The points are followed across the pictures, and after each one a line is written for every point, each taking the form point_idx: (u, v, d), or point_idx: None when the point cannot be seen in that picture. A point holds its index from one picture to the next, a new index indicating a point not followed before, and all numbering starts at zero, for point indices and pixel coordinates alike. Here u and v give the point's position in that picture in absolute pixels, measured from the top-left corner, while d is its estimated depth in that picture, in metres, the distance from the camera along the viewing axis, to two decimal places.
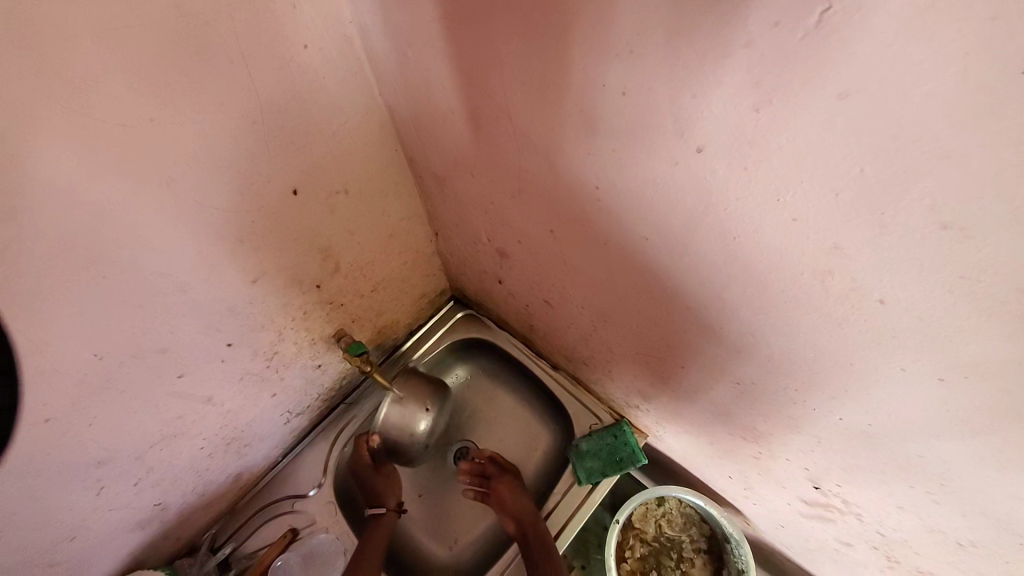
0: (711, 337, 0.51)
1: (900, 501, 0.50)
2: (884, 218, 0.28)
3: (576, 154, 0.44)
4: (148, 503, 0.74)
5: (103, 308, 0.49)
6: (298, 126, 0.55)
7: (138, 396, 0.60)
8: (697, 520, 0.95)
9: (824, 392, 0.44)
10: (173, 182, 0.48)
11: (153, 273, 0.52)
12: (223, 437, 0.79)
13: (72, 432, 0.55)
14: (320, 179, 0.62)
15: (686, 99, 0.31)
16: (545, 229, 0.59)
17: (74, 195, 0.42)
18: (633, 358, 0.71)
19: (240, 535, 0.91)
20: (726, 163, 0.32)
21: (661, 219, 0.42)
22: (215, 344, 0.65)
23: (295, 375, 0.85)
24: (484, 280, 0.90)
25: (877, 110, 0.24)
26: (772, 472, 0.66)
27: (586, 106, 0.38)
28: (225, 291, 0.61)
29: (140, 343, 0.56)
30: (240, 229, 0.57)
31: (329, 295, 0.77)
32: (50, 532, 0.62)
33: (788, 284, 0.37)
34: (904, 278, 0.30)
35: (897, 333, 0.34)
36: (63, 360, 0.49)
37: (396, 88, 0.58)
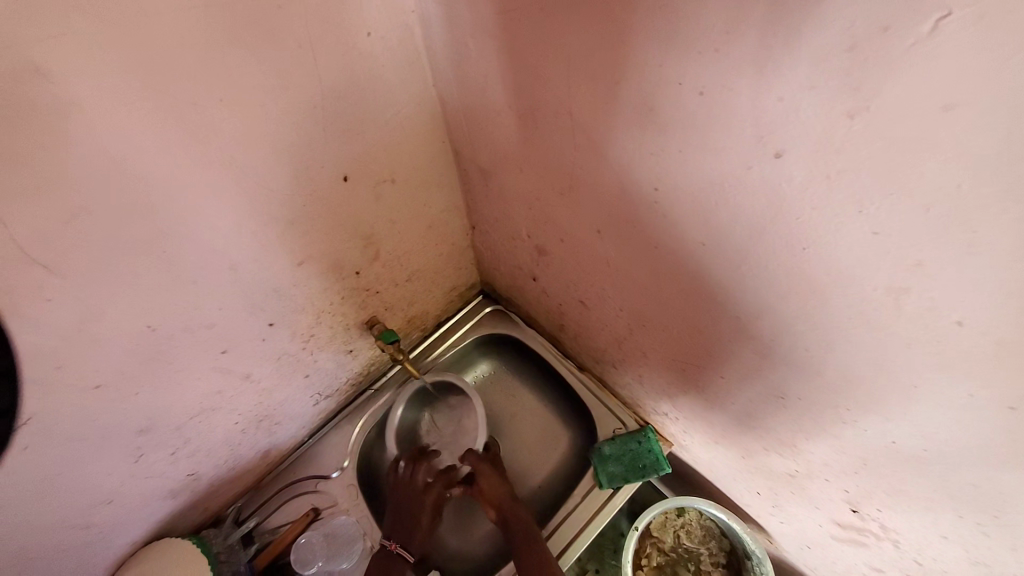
0: (759, 349, 0.50)
1: (945, 531, 0.49)
2: (977, 237, 0.27)
3: (638, 154, 0.43)
4: (181, 473, 0.76)
5: (159, 281, 0.51)
6: (354, 114, 0.55)
7: (182, 369, 0.62)
8: (717, 533, 0.93)
9: (878, 413, 0.43)
10: (235, 161, 0.49)
11: (208, 250, 0.53)
12: (255, 414, 0.81)
13: (119, 399, 0.57)
14: (370, 166, 0.62)
15: (771, 102, 0.30)
16: (592, 229, 0.59)
17: (143, 168, 0.43)
18: (668, 365, 0.70)
19: (264, 511, 0.93)
20: (806, 170, 0.32)
21: (723, 225, 0.41)
22: (257, 323, 0.66)
23: (327, 359, 0.86)
24: (518, 276, 0.89)
25: (986, 125, 0.23)
26: (806, 491, 0.65)
27: (657, 106, 0.37)
28: (272, 272, 0.62)
29: (189, 317, 0.57)
30: (291, 212, 0.58)
31: (367, 282, 0.78)
32: (90, 494, 0.64)
33: (857, 299, 0.36)
34: (991, 301, 0.29)
35: (972, 358, 0.32)
36: (117, 328, 0.51)
37: (451, 81, 0.59)
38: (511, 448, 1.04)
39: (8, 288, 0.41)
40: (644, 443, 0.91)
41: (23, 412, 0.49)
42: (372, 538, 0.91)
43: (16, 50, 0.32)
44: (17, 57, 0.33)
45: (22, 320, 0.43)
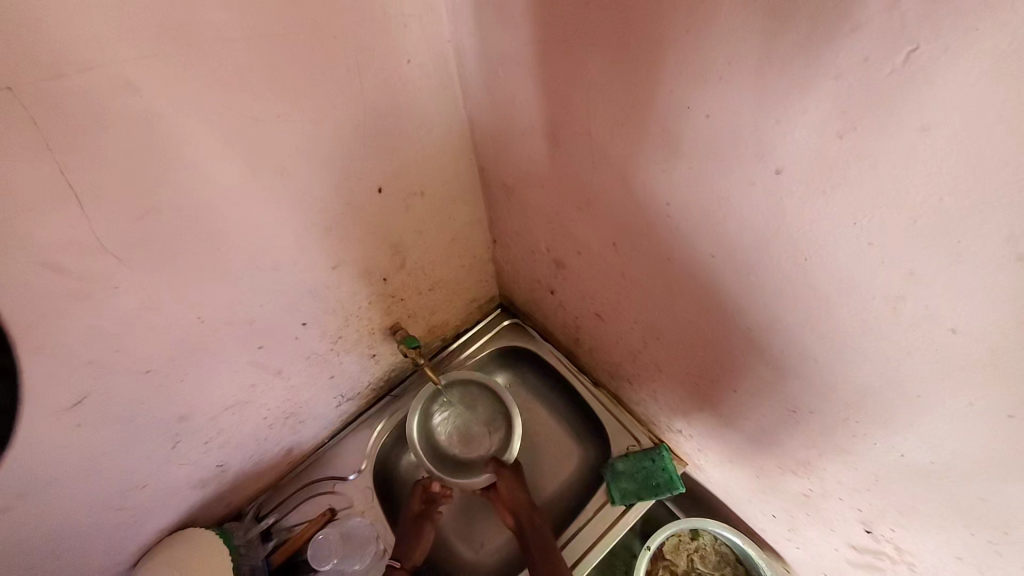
0: (767, 360, 0.51)
1: (959, 552, 0.48)
2: (961, 246, 0.29)
3: (652, 171, 0.46)
4: (211, 463, 0.80)
5: (211, 276, 0.56)
6: (392, 132, 0.61)
7: (222, 361, 0.66)
8: (731, 559, 0.92)
9: (887, 425, 0.44)
10: (285, 171, 0.54)
11: (254, 251, 0.58)
12: (283, 410, 0.85)
13: (164, 385, 0.62)
14: (403, 179, 0.67)
15: (770, 124, 0.33)
16: (607, 243, 0.62)
17: (207, 174, 0.48)
18: (681, 378, 0.71)
19: (283, 508, 0.96)
20: (803, 185, 0.34)
21: (729, 239, 0.44)
22: (292, 322, 0.71)
23: (352, 362, 0.90)
24: (537, 290, 0.92)
25: (960, 142, 0.26)
26: (822, 512, 0.64)
27: (669, 126, 0.41)
28: (309, 275, 0.67)
29: (233, 313, 0.62)
30: (330, 219, 0.63)
31: (394, 290, 0.83)
32: (129, 476, 0.68)
33: (858, 308, 0.38)
34: (980, 309, 0.30)
35: (967, 365, 0.34)
36: (169, 318, 0.56)
37: (481, 103, 0.64)
38: (524, 461, 1.05)
39: (83, 273, 0.46)
40: (657, 461, 0.91)
41: (82, 391, 0.54)
42: (384, 542, 0.93)
43: (115, 70, 0.38)
44: (115, 75, 0.39)
45: (92, 305, 0.49)
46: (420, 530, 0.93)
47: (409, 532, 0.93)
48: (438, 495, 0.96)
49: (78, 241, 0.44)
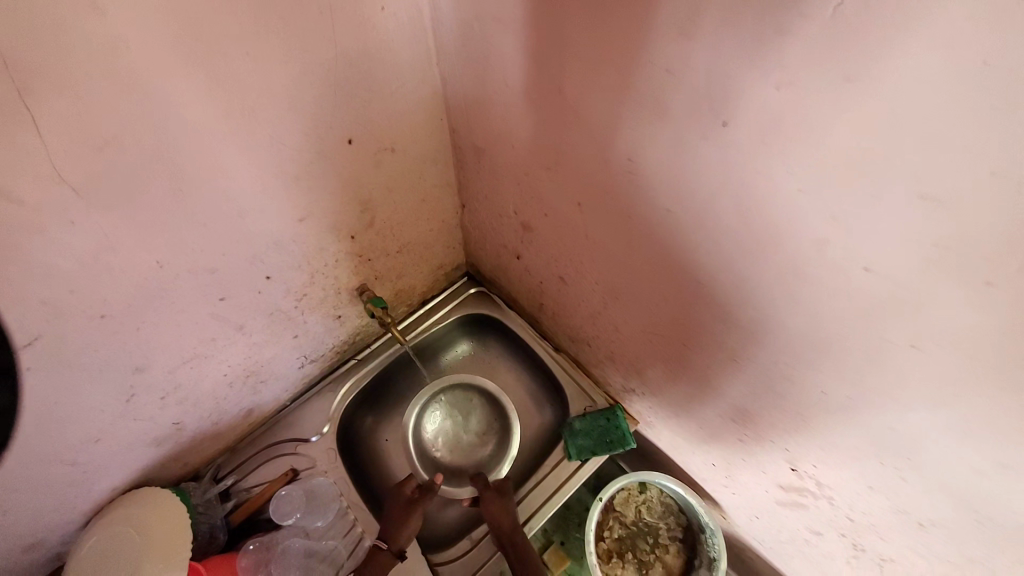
0: (714, 311, 0.56)
1: (871, 481, 0.55)
2: (875, 190, 0.33)
3: (616, 126, 0.49)
4: (168, 420, 0.79)
5: (174, 220, 0.55)
6: (363, 82, 0.60)
7: (183, 311, 0.65)
8: (675, 510, 1.00)
9: (814, 365, 0.49)
10: (253, 112, 0.53)
11: (220, 196, 0.57)
12: (244, 368, 0.84)
13: (120, 332, 0.61)
14: (373, 132, 0.67)
15: (723, 77, 0.37)
16: (572, 202, 0.64)
17: (173, 110, 0.47)
18: (636, 338, 0.76)
19: (242, 470, 0.96)
20: (747, 137, 0.38)
21: (685, 193, 0.48)
22: (255, 275, 0.70)
23: (317, 322, 0.90)
24: (503, 256, 0.95)
25: (877, 93, 0.30)
26: (756, 456, 0.71)
27: (634, 82, 0.44)
28: (274, 226, 0.66)
29: (195, 261, 0.61)
30: (297, 168, 0.62)
31: (361, 249, 0.83)
32: (79, 429, 0.67)
33: (791, 254, 0.42)
34: (887, 249, 0.35)
35: (879, 301, 0.38)
36: (128, 261, 0.55)
37: (454, 59, 0.64)
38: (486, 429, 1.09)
39: (39, 205, 0.45)
40: (612, 419, 0.97)
41: (32, 332, 0.52)
42: (348, 499, 0.94)
43: None
44: None
45: (46, 239, 0.47)
46: (411, 515, 0.90)
47: (397, 516, 0.90)
48: (432, 487, 0.95)
49: (34, 170, 0.42)
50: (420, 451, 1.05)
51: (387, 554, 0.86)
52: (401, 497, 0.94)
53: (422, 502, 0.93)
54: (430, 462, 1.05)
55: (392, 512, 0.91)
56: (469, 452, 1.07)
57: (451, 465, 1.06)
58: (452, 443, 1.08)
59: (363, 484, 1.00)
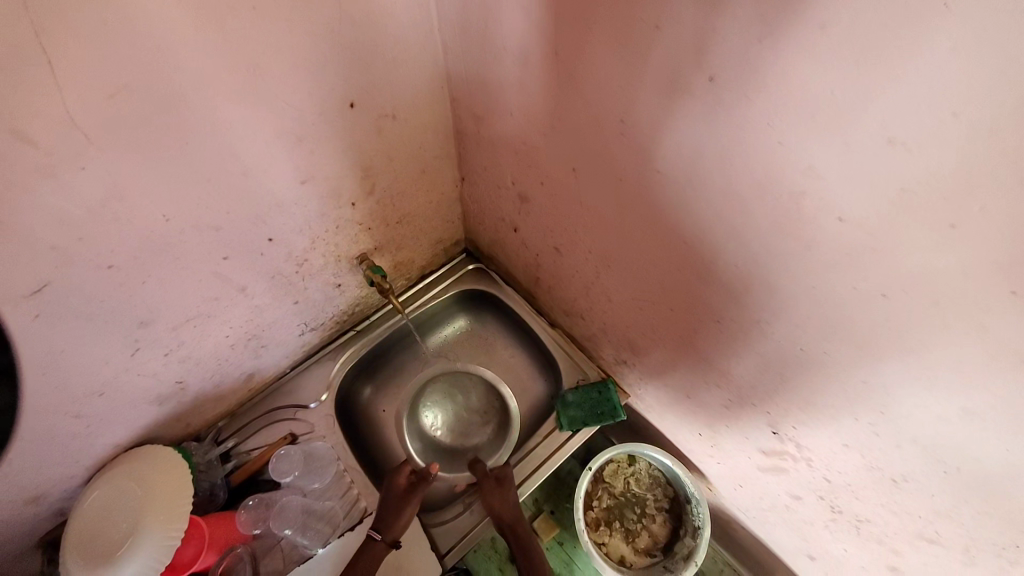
0: (701, 274, 0.58)
1: (846, 438, 0.57)
2: (849, 137, 0.35)
3: (609, 87, 0.51)
4: (171, 378, 0.81)
5: (180, 173, 0.57)
6: (366, 44, 0.62)
7: (187, 268, 0.67)
8: (663, 481, 1.04)
9: (793, 322, 0.51)
10: (258, 68, 0.55)
11: (225, 151, 0.59)
12: (246, 331, 0.86)
13: (127, 285, 0.63)
14: (375, 97, 0.69)
15: (708, 31, 0.38)
16: (568, 168, 0.66)
17: (180, 62, 0.49)
18: (628, 307, 0.78)
19: (242, 433, 0.98)
20: (731, 91, 0.40)
21: (673, 152, 0.49)
22: (258, 236, 0.72)
23: (317, 289, 0.92)
24: (501, 229, 0.96)
25: (847, 39, 0.32)
26: (740, 423, 0.73)
27: (625, 39, 0.45)
28: (277, 186, 0.68)
29: (200, 217, 0.63)
30: (300, 128, 0.64)
31: (362, 217, 0.85)
32: (85, 380, 0.69)
33: (771, 208, 0.44)
34: (860, 195, 0.37)
35: (852, 251, 0.41)
36: (136, 212, 0.57)
37: (455, 25, 0.66)
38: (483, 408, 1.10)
39: (52, 149, 0.46)
40: (603, 392, 1.00)
41: (42, 279, 0.54)
42: (345, 463, 0.97)
43: None
44: None
45: (57, 184, 0.49)
46: (407, 504, 0.89)
47: (394, 505, 0.89)
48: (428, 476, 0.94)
49: (48, 112, 0.44)
50: (418, 433, 1.07)
51: (382, 545, 0.84)
52: (397, 485, 0.92)
53: (419, 490, 0.92)
54: (429, 444, 1.08)
55: (389, 500, 0.90)
56: (468, 433, 1.09)
57: (449, 447, 1.08)
58: (451, 425, 1.10)
59: (363, 456, 1.03)
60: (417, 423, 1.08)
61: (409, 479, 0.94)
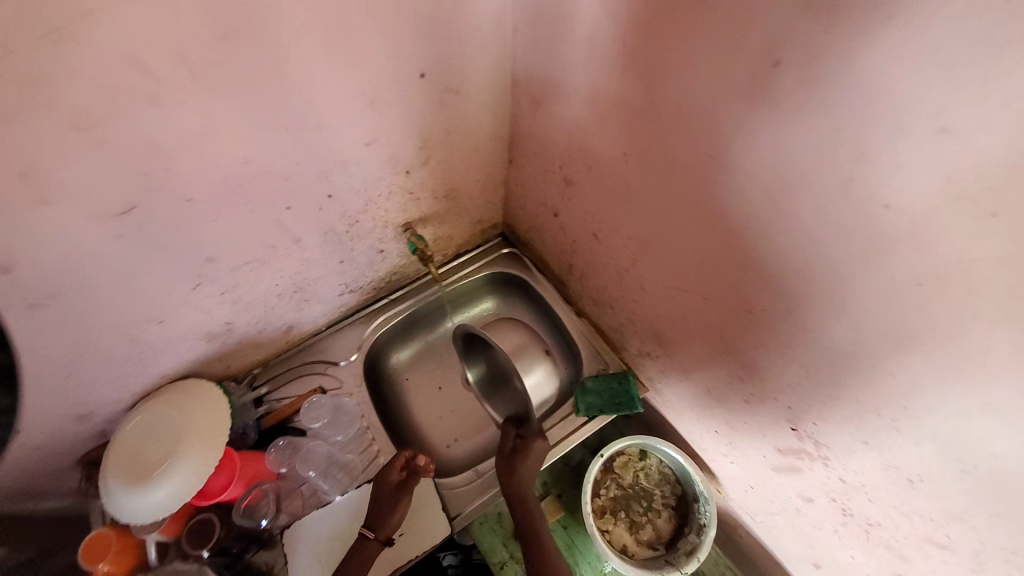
0: (739, 262, 0.60)
1: (866, 435, 0.58)
2: (903, 124, 0.38)
3: (672, 72, 0.54)
4: (221, 317, 0.86)
5: (264, 118, 0.62)
6: (443, 18, 0.66)
7: (254, 211, 0.73)
8: (672, 479, 1.05)
9: (826, 312, 0.53)
10: (348, 29, 0.60)
11: (306, 104, 0.64)
12: (293, 283, 0.91)
13: (201, 219, 0.68)
14: (444, 70, 0.73)
15: (778, 20, 0.41)
16: (619, 153, 0.69)
17: (282, 14, 0.54)
18: (660, 296, 0.80)
19: (276, 382, 1.04)
20: (793, 77, 0.43)
21: (727, 138, 0.52)
22: (320, 191, 0.77)
23: (362, 252, 0.97)
24: (541, 213, 1.00)
25: (910, 29, 0.34)
26: (759, 419, 0.75)
27: (695, 25, 0.48)
28: (344, 145, 0.73)
29: (273, 164, 0.68)
30: (374, 92, 0.69)
31: (413, 186, 0.89)
32: (150, 305, 0.75)
33: (819, 194, 0.47)
34: (907, 182, 0.40)
35: (893, 239, 0.43)
36: (219, 150, 0.62)
37: (527, 9, 0.70)
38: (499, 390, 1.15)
39: (164, 80, 0.52)
40: (622, 382, 1.02)
41: (130, 201, 0.60)
42: (368, 420, 1.01)
43: None
44: None
45: (162, 113, 0.54)
46: (399, 501, 0.87)
47: (387, 502, 0.87)
48: (421, 469, 0.90)
49: (168, 45, 0.50)
50: (435, 407, 1.13)
51: (375, 543, 0.84)
52: (388, 481, 0.88)
53: (411, 484, 0.89)
54: (449, 417, 1.13)
55: (380, 497, 0.87)
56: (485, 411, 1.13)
57: (468, 422, 1.12)
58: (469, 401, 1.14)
59: (389, 419, 1.08)
60: (434, 396, 1.15)
61: (400, 472, 0.90)
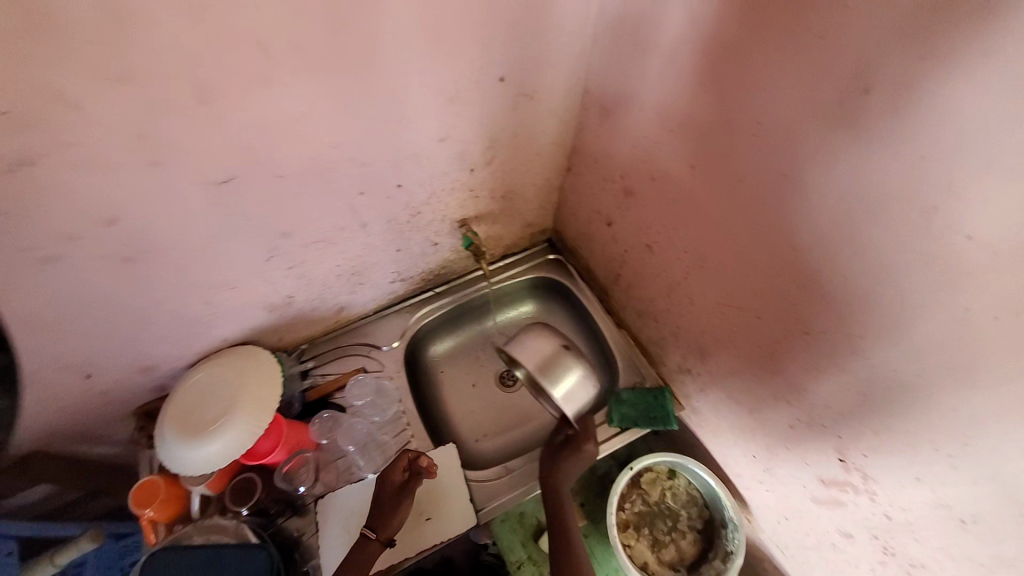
0: (801, 283, 0.61)
1: (918, 471, 0.57)
2: (993, 157, 0.38)
3: (753, 91, 0.55)
4: (284, 291, 0.91)
5: (356, 106, 0.67)
6: (529, 25, 0.70)
7: (331, 193, 0.77)
8: (699, 502, 1.04)
9: (889, 341, 0.53)
10: (443, 30, 0.64)
11: (395, 97, 0.68)
12: (352, 266, 0.96)
13: (285, 196, 0.73)
14: (522, 75, 0.77)
15: (871, 48, 0.43)
16: (686, 166, 0.71)
17: (388, 12, 0.58)
18: (710, 312, 0.81)
19: (322, 358, 1.08)
20: (881, 104, 0.44)
21: (804, 159, 0.53)
22: (391, 180, 0.81)
23: (418, 243, 1.00)
24: (594, 222, 1.02)
25: (1010, 65, 0.35)
26: (802, 446, 0.74)
27: (784, 48, 0.50)
28: (421, 139, 0.77)
29: (355, 150, 0.72)
30: (456, 90, 0.73)
31: (476, 183, 0.93)
32: (225, 273, 0.80)
33: (895, 221, 0.47)
34: (992, 214, 0.40)
35: (971, 270, 0.43)
36: (312, 132, 0.67)
37: (609, 22, 0.73)
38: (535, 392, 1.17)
39: (279, 64, 0.57)
40: (658, 398, 1.02)
41: (229, 172, 0.65)
42: (405, 405, 1.04)
43: None
44: None
45: (271, 94, 0.59)
46: (400, 503, 0.86)
47: (388, 503, 0.86)
48: (424, 470, 0.88)
49: (288, 33, 0.55)
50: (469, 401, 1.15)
51: (376, 543, 0.83)
52: (390, 481, 0.88)
53: (413, 485, 0.88)
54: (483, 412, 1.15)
55: (381, 497, 0.86)
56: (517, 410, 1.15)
57: (500, 419, 1.14)
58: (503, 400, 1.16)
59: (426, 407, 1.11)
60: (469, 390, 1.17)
61: (403, 473, 0.89)
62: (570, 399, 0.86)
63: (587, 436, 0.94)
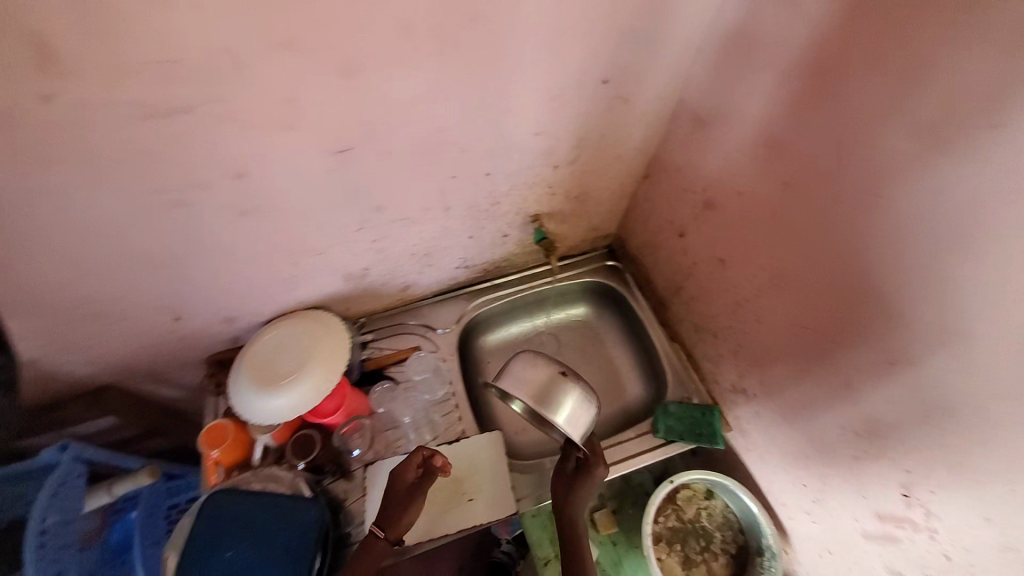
0: (885, 313, 0.61)
1: (989, 510, 0.57)
2: None
3: (865, 117, 0.56)
4: (362, 262, 0.96)
5: (469, 94, 0.71)
6: (640, 32, 0.73)
7: (427, 174, 0.81)
8: (735, 527, 1.03)
9: (980, 377, 0.53)
10: (563, 28, 0.68)
11: (505, 88, 0.72)
12: (426, 247, 1.00)
13: (386, 172, 0.77)
14: (623, 79, 0.80)
15: (1004, 85, 0.43)
16: (777, 184, 0.72)
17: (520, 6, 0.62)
18: (779, 332, 0.81)
19: (382, 332, 1.13)
20: (1007, 141, 0.44)
21: (908, 190, 0.54)
22: (481, 168, 0.85)
23: (490, 233, 1.04)
24: (664, 232, 1.03)
25: None
26: (861, 477, 0.73)
27: (905, 79, 0.51)
28: (518, 131, 0.81)
29: (457, 135, 0.76)
30: (560, 88, 0.76)
31: (556, 180, 0.96)
32: (317, 238, 0.85)
33: (1005, 258, 0.47)
34: None
35: None
36: (426, 113, 0.71)
37: (716, 36, 0.75)
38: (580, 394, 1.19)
39: (414, 46, 0.61)
40: (707, 415, 1.01)
41: (347, 141, 0.69)
42: (455, 388, 1.07)
43: None
44: None
45: (399, 74, 0.64)
46: (412, 501, 0.84)
47: (399, 502, 0.84)
48: (438, 469, 0.87)
49: (429, 17, 0.59)
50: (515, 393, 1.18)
51: (384, 543, 0.81)
52: (403, 479, 0.86)
53: (426, 483, 0.86)
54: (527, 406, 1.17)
55: (393, 496, 0.84)
56: None
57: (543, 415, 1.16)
58: None
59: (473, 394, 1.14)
60: None
61: (417, 470, 0.87)
62: (572, 426, 0.80)
63: (597, 460, 0.91)
